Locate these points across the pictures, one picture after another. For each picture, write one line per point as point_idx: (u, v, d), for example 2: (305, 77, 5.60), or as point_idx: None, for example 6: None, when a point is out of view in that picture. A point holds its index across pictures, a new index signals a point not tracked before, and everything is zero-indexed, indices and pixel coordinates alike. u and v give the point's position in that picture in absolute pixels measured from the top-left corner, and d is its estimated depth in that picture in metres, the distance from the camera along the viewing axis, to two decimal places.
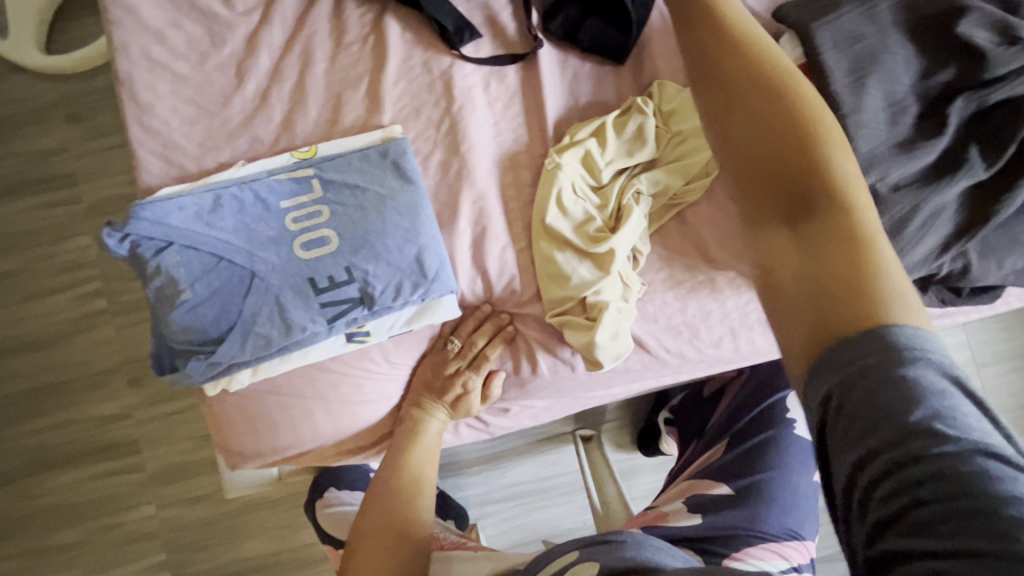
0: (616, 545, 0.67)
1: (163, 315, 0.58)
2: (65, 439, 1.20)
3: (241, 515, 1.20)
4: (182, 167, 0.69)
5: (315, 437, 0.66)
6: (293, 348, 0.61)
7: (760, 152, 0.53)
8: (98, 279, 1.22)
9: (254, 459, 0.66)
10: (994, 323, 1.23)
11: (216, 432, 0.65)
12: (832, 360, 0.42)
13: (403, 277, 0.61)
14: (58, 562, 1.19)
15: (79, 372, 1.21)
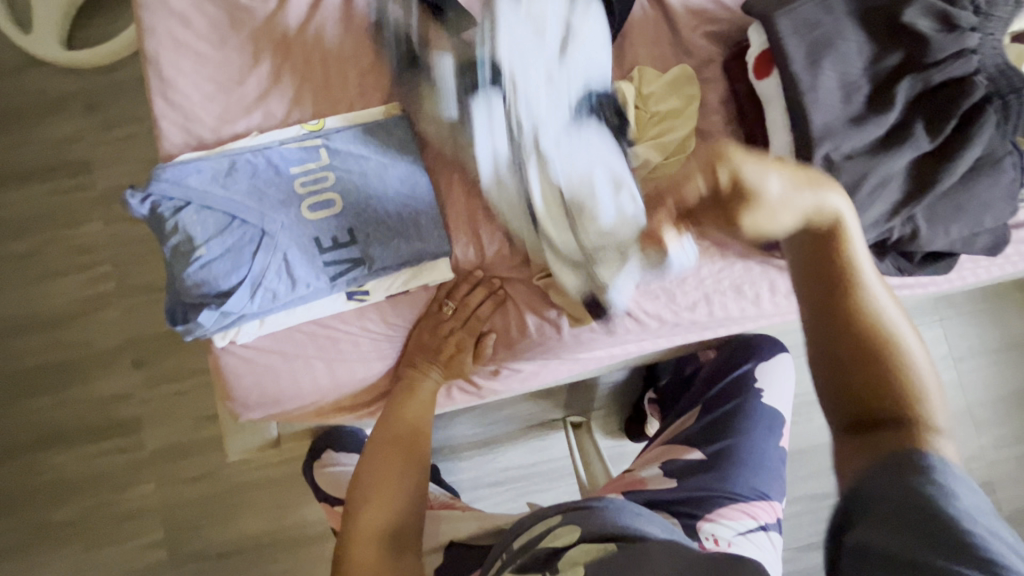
0: (596, 511, 0.70)
1: (179, 268, 0.63)
2: (70, 416, 1.25)
3: (237, 494, 1.24)
4: (201, 138, 0.74)
5: (319, 387, 0.71)
6: (297, 303, 0.67)
7: (844, 339, 0.58)
8: (110, 262, 1.28)
9: (255, 411, 0.71)
10: (970, 318, 1.28)
11: (220, 385, 0.70)
12: (871, 482, 0.52)
13: (401, 241, 0.68)
14: (59, 536, 1.23)
15: (87, 351, 1.26)
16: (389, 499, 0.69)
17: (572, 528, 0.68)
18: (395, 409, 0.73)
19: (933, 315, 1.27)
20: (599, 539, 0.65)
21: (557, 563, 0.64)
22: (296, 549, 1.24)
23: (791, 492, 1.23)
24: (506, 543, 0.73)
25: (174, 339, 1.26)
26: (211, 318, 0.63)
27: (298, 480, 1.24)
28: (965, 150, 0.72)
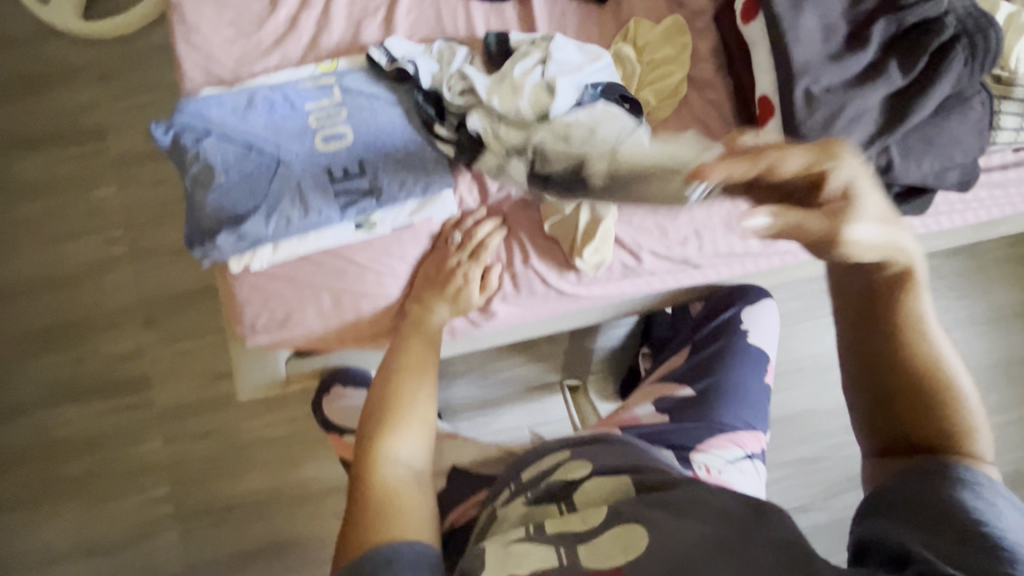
0: (604, 449, 0.77)
1: (199, 196, 0.69)
2: (81, 374, 1.28)
3: (243, 451, 1.27)
4: (221, 78, 0.78)
5: (322, 314, 0.74)
6: (309, 231, 0.72)
7: (892, 380, 0.59)
8: (122, 225, 1.31)
9: (263, 338, 0.74)
10: (957, 289, 1.32)
11: (232, 312, 0.73)
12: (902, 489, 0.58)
13: (408, 172, 0.73)
14: (67, 491, 1.25)
15: (98, 311, 1.29)
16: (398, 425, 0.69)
17: (585, 465, 0.75)
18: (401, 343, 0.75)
19: None
20: (612, 474, 0.72)
21: (575, 496, 0.71)
22: (301, 506, 1.26)
23: (782, 455, 1.26)
24: (515, 472, 0.79)
25: (184, 300, 1.30)
26: (227, 242, 0.68)
27: (304, 438, 1.27)
28: (937, 84, 0.76)
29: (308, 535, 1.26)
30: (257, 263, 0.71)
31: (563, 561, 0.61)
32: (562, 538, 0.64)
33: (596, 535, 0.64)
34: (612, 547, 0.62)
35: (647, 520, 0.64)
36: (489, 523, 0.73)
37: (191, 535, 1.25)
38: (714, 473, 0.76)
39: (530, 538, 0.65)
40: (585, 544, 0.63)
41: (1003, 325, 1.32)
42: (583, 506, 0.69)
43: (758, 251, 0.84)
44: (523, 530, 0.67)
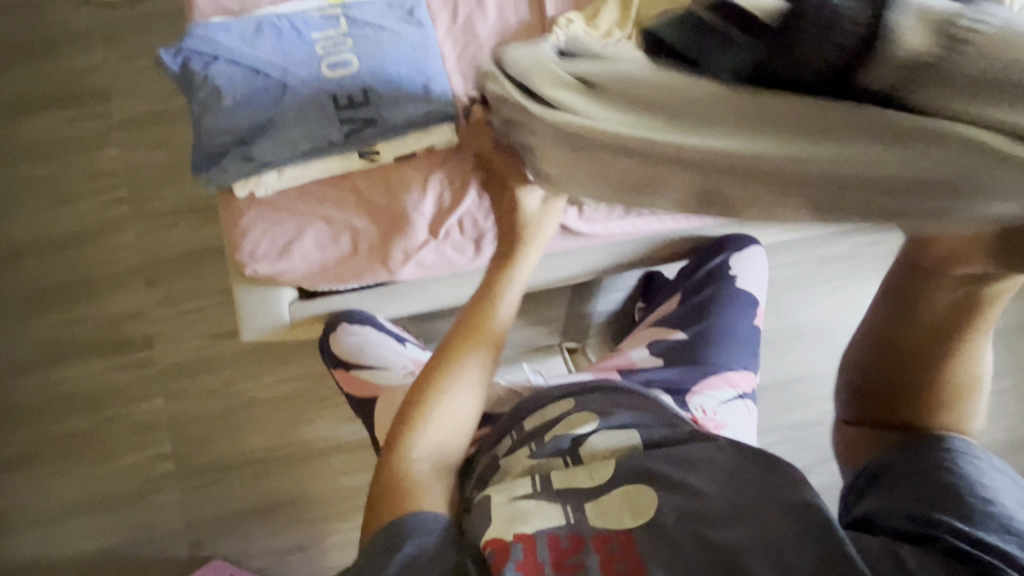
0: (611, 400, 0.76)
1: (207, 118, 0.71)
2: (80, 333, 1.28)
3: (243, 411, 1.27)
4: (228, 10, 0.81)
5: (319, 245, 0.75)
6: (312, 155, 0.74)
7: (911, 370, 0.67)
8: (124, 186, 1.32)
9: (259, 262, 0.75)
10: None
11: (231, 235, 0.74)
12: (899, 464, 0.63)
13: (411, 101, 0.74)
14: (64, 450, 1.24)
15: (98, 271, 1.29)
16: (450, 403, 0.71)
17: (591, 420, 0.73)
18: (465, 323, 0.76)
19: None
20: (619, 429, 0.72)
21: (581, 449, 0.70)
22: (298, 467, 1.26)
23: (778, 419, 1.27)
24: (517, 420, 0.79)
25: (183, 261, 1.30)
26: (236, 166, 0.71)
27: (303, 398, 1.28)
28: None
29: (308, 496, 1.25)
30: (262, 190, 0.74)
31: (570, 519, 0.61)
32: (568, 496, 0.64)
33: (603, 493, 0.64)
34: (618, 505, 0.63)
35: (657, 482, 0.64)
36: (491, 470, 0.73)
37: (191, 494, 1.24)
38: (708, 413, 0.80)
39: (536, 495, 0.64)
40: (593, 503, 0.63)
41: None
42: (589, 459, 0.69)
43: None
44: (529, 483, 0.66)
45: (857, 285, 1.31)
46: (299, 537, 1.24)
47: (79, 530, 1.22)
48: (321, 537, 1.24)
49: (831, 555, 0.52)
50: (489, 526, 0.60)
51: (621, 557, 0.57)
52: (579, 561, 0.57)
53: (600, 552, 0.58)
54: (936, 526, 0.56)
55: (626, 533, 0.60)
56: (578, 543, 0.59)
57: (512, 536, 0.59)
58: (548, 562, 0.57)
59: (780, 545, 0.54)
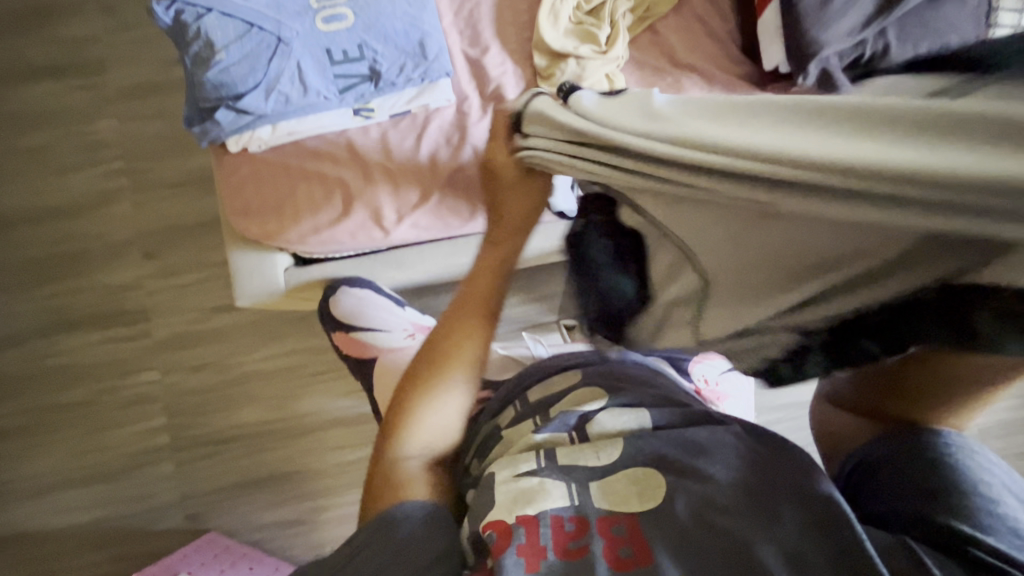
0: (618, 376, 0.74)
1: (199, 75, 0.70)
2: (77, 304, 1.27)
3: (239, 384, 1.27)
4: None
5: (314, 203, 0.75)
6: (307, 112, 0.75)
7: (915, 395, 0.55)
8: (121, 157, 1.31)
9: (255, 220, 0.76)
10: None
11: (228, 192, 0.76)
12: (898, 457, 0.58)
13: (407, 58, 0.75)
14: (61, 420, 1.24)
15: (94, 242, 1.29)
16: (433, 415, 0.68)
17: (599, 398, 0.70)
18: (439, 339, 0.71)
19: None
20: (629, 408, 0.68)
21: (589, 427, 0.67)
22: (294, 441, 1.25)
23: (774, 399, 1.26)
24: (520, 391, 0.76)
25: (181, 233, 1.30)
26: (229, 118, 0.71)
27: (300, 373, 1.28)
28: None
29: (303, 470, 1.25)
30: (258, 145, 0.75)
31: (575, 500, 0.60)
32: (573, 474, 0.62)
33: (610, 472, 0.62)
34: (623, 484, 0.60)
35: (663, 465, 0.60)
36: (491, 442, 0.72)
37: (187, 466, 1.24)
38: (710, 384, 0.86)
39: (540, 473, 0.62)
40: (600, 481, 0.61)
41: None
42: (596, 437, 0.66)
43: None
44: (532, 462, 0.64)
45: None
46: (294, 510, 1.23)
47: (75, 499, 1.21)
48: (316, 511, 1.23)
49: (843, 548, 0.49)
50: (490, 508, 0.60)
51: (626, 539, 0.55)
52: (582, 545, 0.56)
53: (605, 536, 0.56)
54: (937, 528, 0.51)
55: (633, 515, 0.57)
56: (582, 527, 0.57)
57: (514, 519, 0.58)
58: (551, 546, 0.56)
59: (788, 530, 0.52)
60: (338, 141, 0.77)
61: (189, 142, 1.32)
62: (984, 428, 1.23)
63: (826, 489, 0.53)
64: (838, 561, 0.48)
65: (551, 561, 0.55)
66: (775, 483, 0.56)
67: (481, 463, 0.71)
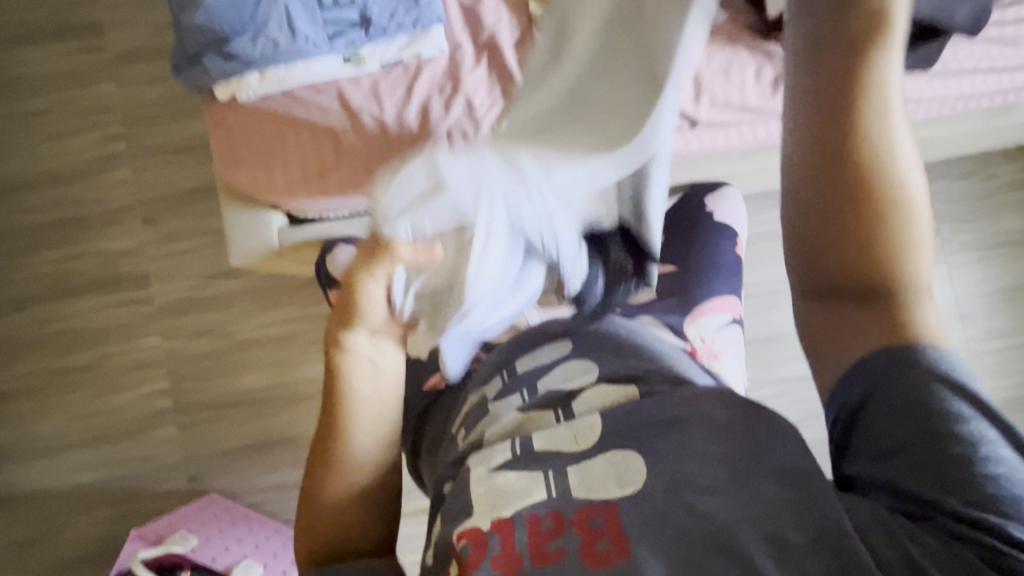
0: (611, 352, 0.70)
1: (190, 20, 0.73)
2: (79, 270, 1.28)
3: (238, 351, 1.27)
4: None
5: (304, 154, 0.77)
6: (296, 58, 0.74)
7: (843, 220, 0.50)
8: (119, 122, 1.31)
9: (244, 167, 0.78)
10: (986, 205, 1.24)
11: (218, 137, 0.79)
12: (881, 390, 0.50)
13: (397, 5, 0.76)
14: (66, 382, 1.25)
15: (95, 208, 1.29)
16: (343, 485, 0.66)
17: (591, 373, 0.67)
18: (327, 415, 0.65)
19: None
20: (616, 385, 0.65)
21: (574, 404, 0.64)
22: (293, 407, 1.26)
23: (775, 372, 1.21)
24: (509, 360, 0.74)
25: (179, 200, 1.29)
26: (218, 66, 0.74)
27: (298, 340, 1.27)
28: None
29: (303, 435, 1.25)
30: (248, 93, 0.76)
31: (553, 491, 0.55)
32: (549, 463, 0.58)
33: (586, 458, 0.57)
34: (600, 467, 0.56)
35: (642, 445, 0.57)
36: (477, 416, 0.69)
37: (190, 429, 1.25)
38: (707, 342, 0.86)
39: (512, 466, 0.59)
40: (577, 467, 0.57)
41: (1010, 252, 1.23)
42: (578, 416, 0.63)
43: (750, 118, 0.83)
44: (506, 450, 0.61)
45: None
46: (294, 475, 1.24)
47: (81, 460, 1.23)
48: None
49: (823, 528, 0.48)
50: (468, 516, 0.56)
51: (605, 534, 0.51)
52: (560, 546, 0.52)
53: (583, 531, 0.52)
54: (931, 512, 0.46)
55: (611, 504, 0.53)
56: (559, 524, 0.53)
57: (489, 525, 0.54)
58: (529, 552, 0.52)
59: (772, 513, 0.50)
60: (327, 93, 0.77)
61: (185, 107, 1.31)
62: None
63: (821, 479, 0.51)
64: (818, 547, 0.48)
65: (528, 568, 0.51)
66: (760, 463, 0.53)
67: (466, 434, 0.68)
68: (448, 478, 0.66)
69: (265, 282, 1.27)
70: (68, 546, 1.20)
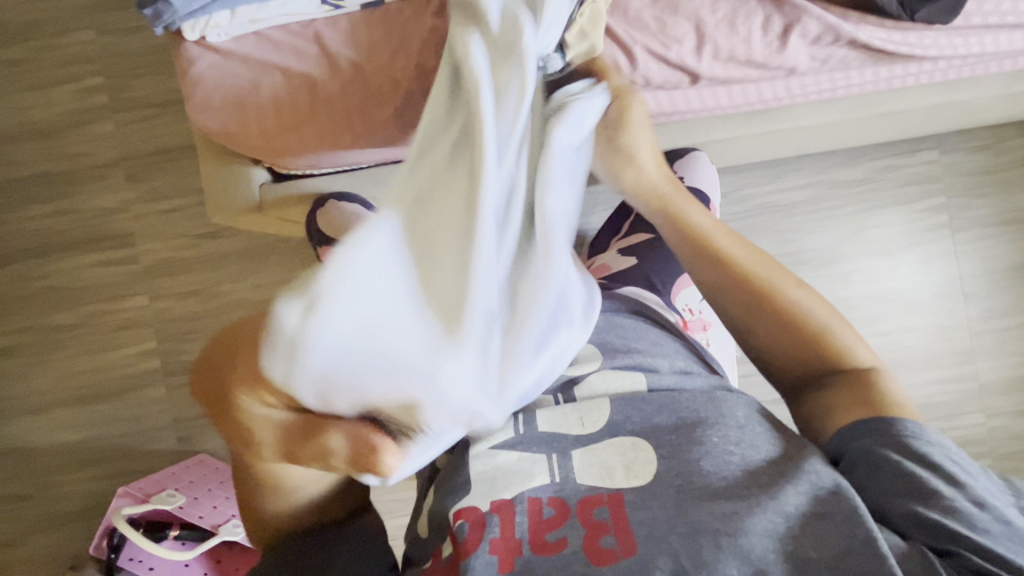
0: (614, 333, 0.65)
1: None
2: (63, 226, 1.25)
3: (225, 313, 1.24)
4: None
5: (277, 97, 0.74)
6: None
7: (760, 322, 0.61)
8: (100, 74, 1.25)
9: (215, 112, 0.75)
10: (998, 182, 1.19)
11: (185, 77, 0.75)
12: (858, 439, 0.52)
13: None
14: (54, 339, 1.24)
15: (79, 163, 1.25)
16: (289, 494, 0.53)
17: (594, 359, 0.61)
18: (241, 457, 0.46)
19: (933, 185, 1.19)
20: (624, 371, 0.59)
21: (577, 388, 0.59)
22: None
23: None
24: None
25: (164, 157, 1.25)
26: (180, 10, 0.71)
27: None
28: None
29: None
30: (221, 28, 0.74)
31: (556, 476, 0.52)
32: (555, 445, 0.54)
33: (594, 441, 0.54)
34: (609, 454, 0.53)
35: (652, 436, 0.53)
36: None
37: (178, 391, 1.23)
38: (695, 313, 0.88)
39: (518, 446, 0.54)
40: (584, 451, 0.53)
41: (1018, 231, 1.19)
42: (582, 400, 0.58)
43: (756, 74, 0.78)
44: (510, 429, 0.55)
45: (871, 212, 1.19)
46: None
47: (72, 417, 1.23)
48: None
49: (851, 545, 0.44)
50: (463, 494, 0.52)
51: (610, 527, 0.48)
52: (561, 536, 0.49)
53: (586, 525, 0.49)
54: (944, 535, 0.45)
55: (618, 494, 0.50)
56: (562, 513, 0.50)
57: (489, 506, 0.51)
58: (527, 539, 0.49)
59: (793, 525, 0.46)
60: (307, 36, 0.74)
61: (165, 59, 1.25)
62: (983, 384, 1.18)
63: (847, 501, 0.46)
64: (846, 563, 0.43)
65: (527, 557, 0.48)
66: (785, 477, 0.48)
67: None
68: (442, 450, 0.59)
69: (254, 243, 1.23)
70: (60, 501, 1.21)
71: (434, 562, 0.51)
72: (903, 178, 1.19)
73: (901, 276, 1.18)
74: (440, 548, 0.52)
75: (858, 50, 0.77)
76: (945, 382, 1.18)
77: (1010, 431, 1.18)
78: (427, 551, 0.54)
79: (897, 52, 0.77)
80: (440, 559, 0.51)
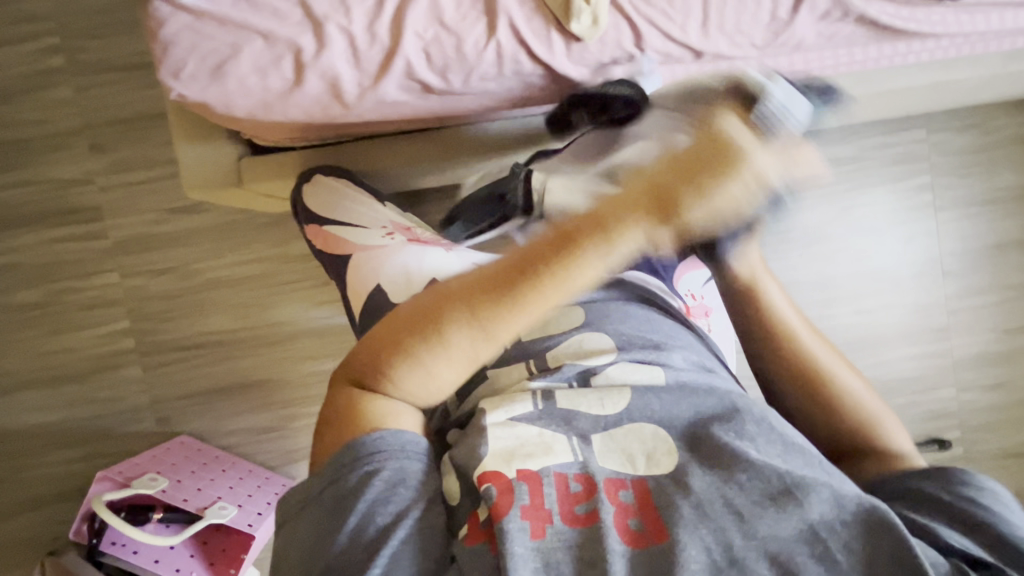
0: (629, 326, 0.63)
1: None
2: (22, 199, 1.17)
3: (203, 291, 1.19)
4: None
5: (259, 68, 0.71)
6: None
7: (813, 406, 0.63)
8: (57, 33, 1.16)
9: (192, 86, 0.71)
10: (983, 159, 1.21)
11: (155, 48, 0.70)
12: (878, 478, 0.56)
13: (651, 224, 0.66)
14: (20, 319, 1.17)
15: (35, 130, 1.17)
16: (448, 377, 0.51)
17: (609, 352, 0.60)
18: (459, 309, 0.50)
19: (921, 164, 1.20)
20: (641, 365, 0.58)
21: (592, 377, 0.58)
22: (262, 351, 1.20)
23: None
24: None
25: (130, 125, 1.17)
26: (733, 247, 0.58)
27: (269, 282, 1.19)
28: None
29: (275, 378, 1.20)
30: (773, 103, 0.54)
31: (579, 455, 0.51)
32: (574, 424, 0.54)
33: (612, 425, 0.54)
34: (630, 441, 0.53)
35: (672, 426, 0.53)
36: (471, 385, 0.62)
37: (156, 371, 1.19)
38: (697, 298, 0.87)
39: (537, 420, 0.54)
40: (604, 434, 0.53)
41: (1000, 209, 1.21)
42: (599, 387, 0.57)
43: (760, 52, 0.79)
44: (529, 403, 0.56)
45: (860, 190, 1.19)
46: (266, 419, 1.20)
47: (43, 399, 1.17)
48: (287, 420, 1.20)
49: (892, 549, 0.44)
50: (483, 459, 0.51)
51: (636, 511, 0.48)
52: (592, 509, 0.48)
53: (614, 502, 0.48)
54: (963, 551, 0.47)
55: (641, 481, 0.50)
56: (590, 487, 0.49)
57: (515, 474, 0.49)
58: (558, 510, 0.48)
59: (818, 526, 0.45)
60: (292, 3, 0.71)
61: (128, 18, 1.17)
62: (957, 360, 1.22)
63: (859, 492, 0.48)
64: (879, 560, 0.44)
65: (558, 527, 0.47)
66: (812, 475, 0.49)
67: (460, 405, 0.61)
68: (455, 427, 0.59)
69: (233, 218, 1.18)
70: (36, 485, 1.17)
71: (469, 525, 0.49)
72: (892, 157, 1.19)
73: (887, 252, 1.20)
74: (474, 513, 0.50)
75: (864, 26, 0.78)
76: (923, 357, 1.21)
77: (979, 404, 1.23)
78: (459, 514, 0.50)
79: (904, 29, 0.79)
80: (478, 523, 0.48)
